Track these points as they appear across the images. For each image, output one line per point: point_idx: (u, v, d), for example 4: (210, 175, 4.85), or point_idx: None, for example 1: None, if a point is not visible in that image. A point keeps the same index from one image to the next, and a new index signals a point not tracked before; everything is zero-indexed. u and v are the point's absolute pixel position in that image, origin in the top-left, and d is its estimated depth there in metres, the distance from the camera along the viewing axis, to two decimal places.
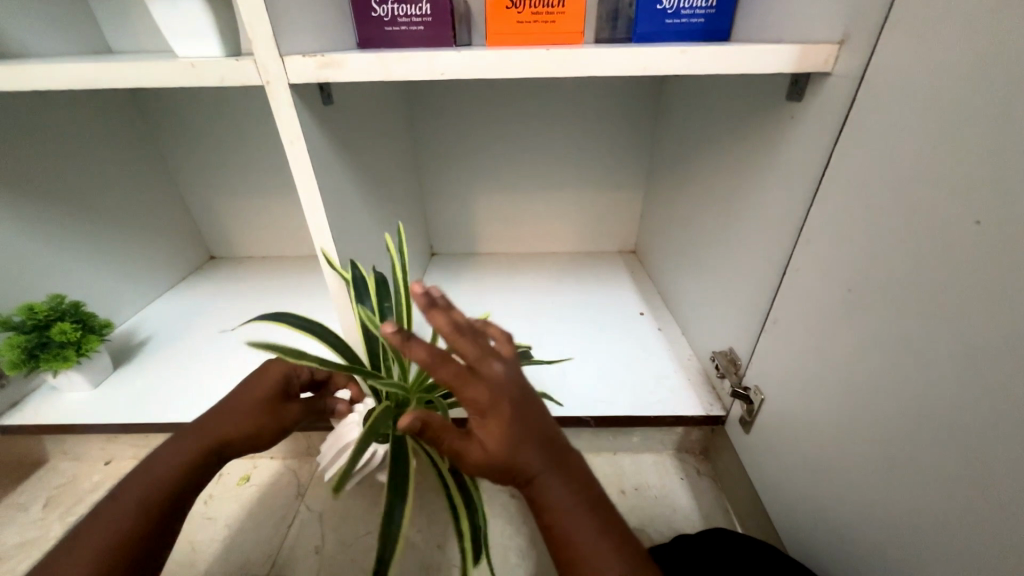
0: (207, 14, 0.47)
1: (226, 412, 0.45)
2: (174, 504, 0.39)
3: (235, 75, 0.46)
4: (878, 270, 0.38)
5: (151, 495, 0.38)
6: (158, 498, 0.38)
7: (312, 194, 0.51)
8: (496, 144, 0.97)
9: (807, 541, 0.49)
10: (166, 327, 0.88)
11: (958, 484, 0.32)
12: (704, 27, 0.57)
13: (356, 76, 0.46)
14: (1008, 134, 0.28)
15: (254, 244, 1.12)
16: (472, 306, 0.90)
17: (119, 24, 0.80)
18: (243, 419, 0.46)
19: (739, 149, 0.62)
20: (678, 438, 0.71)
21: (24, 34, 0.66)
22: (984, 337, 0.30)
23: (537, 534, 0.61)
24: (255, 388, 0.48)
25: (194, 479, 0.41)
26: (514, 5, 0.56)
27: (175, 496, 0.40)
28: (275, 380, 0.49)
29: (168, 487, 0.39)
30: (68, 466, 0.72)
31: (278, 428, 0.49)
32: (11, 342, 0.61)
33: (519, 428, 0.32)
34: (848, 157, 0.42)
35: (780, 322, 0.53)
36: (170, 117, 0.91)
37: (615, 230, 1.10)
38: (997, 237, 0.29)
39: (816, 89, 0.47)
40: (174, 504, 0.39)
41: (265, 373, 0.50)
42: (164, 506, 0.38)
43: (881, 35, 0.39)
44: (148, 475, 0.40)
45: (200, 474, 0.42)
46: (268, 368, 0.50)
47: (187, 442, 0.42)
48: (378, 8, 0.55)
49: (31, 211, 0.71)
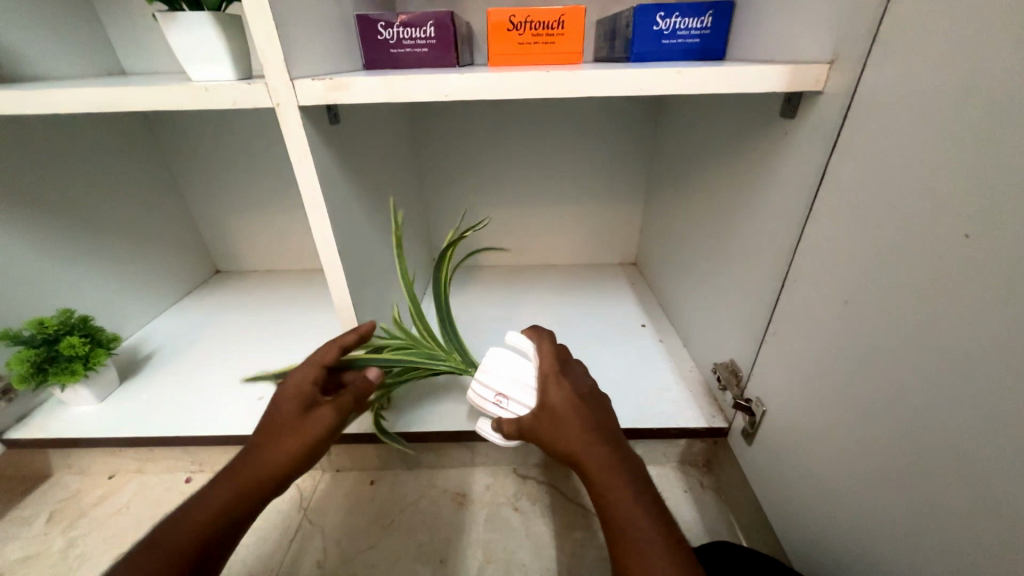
0: (220, 40, 0.49)
1: (260, 445, 0.44)
2: (213, 539, 0.39)
3: (245, 98, 0.47)
4: (875, 281, 0.39)
5: (191, 532, 0.38)
6: (198, 534, 0.38)
7: (319, 210, 0.53)
8: (499, 160, 0.99)
9: (810, 555, 0.48)
10: (172, 341, 0.89)
11: (954, 495, 0.32)
12: (700, 47, 0.59)
13: (363, 97, 0.47)
14: (993, 151, 0.29)
15: (260, 258, 1.13)
16: (474, 319, 0.91)
17: (135, 47, 0.83)
18: (280, 443, 0.44)
19: (736, 163, 0.64)
20: (681, 450, 0.70)
21: (43, 57, 0.69)
22: (977, 347, 0.31)
23: (541, 547, 0.61)
24: (278, 414, 0.46)
25: (235, 514, 0.41)
26: (514, 28, 0.58)
27: (216, 531, 0.39)
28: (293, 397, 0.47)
29: (209, 521, 0.39)
30: (72, 480, 0.73)
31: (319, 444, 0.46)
32: (21, 356, 0.62)
33: (573, 411, 0.44)
34: (841, 172, 0.43)
35: (779, 334, 0.54)
36: (180, 135, 0.93)
37: (616, 243, 1.11)
38: (987, 250, 0.30)
39: (809, 106, 0.48)
40: (213, 537, 0.39)
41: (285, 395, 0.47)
42: (205, 541, 0.38)
43: (869, 57, 0.40)
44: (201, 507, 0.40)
45: (242, 509, 0.41)
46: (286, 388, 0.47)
47: (220, 482, 0.42)
48: (384, 32, 0.57)
49: (44, 227, 0.72)
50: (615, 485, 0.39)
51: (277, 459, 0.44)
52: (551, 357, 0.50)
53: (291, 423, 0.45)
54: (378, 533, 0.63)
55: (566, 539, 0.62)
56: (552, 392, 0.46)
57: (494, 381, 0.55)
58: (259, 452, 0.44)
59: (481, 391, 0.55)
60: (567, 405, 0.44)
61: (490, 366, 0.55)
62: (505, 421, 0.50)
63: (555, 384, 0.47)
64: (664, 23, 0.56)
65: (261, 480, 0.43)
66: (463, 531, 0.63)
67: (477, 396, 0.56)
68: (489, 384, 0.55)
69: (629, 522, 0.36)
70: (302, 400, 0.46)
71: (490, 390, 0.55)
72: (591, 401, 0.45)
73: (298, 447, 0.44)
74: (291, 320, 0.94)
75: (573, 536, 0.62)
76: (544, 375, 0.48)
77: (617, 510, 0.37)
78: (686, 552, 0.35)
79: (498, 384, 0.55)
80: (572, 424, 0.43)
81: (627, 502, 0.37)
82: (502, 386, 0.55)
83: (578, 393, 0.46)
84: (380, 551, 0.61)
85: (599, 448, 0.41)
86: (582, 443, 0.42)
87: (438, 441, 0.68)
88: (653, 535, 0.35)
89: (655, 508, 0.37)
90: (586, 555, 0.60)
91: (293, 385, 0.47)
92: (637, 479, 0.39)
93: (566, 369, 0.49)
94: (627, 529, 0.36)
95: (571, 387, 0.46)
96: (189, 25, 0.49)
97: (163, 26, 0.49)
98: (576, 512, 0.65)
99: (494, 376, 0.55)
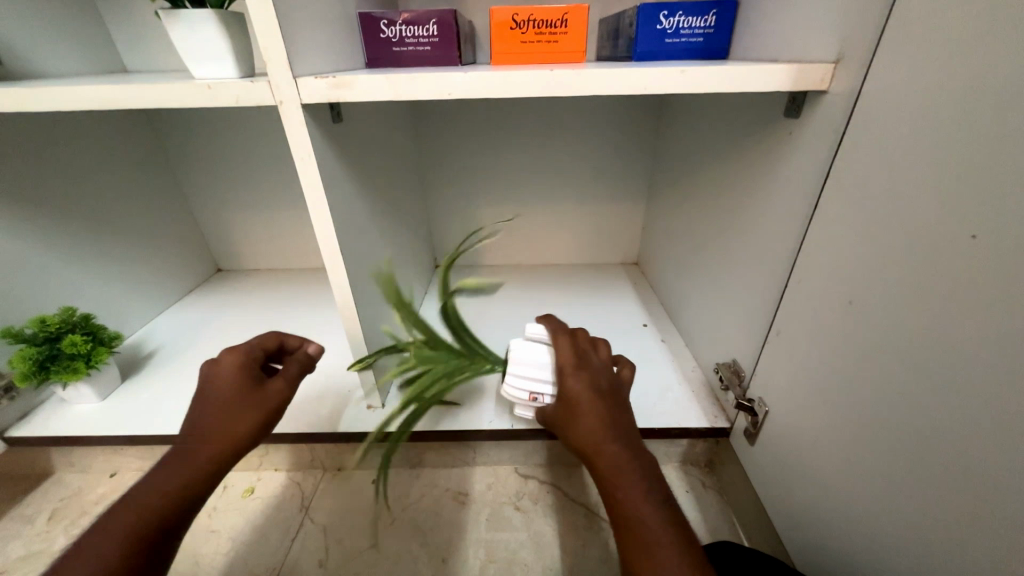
0: (223, 38, 0.49)
1: (209, 421, 0.43)
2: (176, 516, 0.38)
3: (248, 96, 0.47)
4: (879, 282, 0.39)
5: (146, 514, 0.37)
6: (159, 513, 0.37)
7: (321, 209, 0.52)
8: (501, 159, 0.98)
9: (813, 556, 0.48)
10: (174, 339, 0.89)
11: (958, 496, 0.32)
12: (703, 46, 0.59)
13: (366, 95, 0.47)
14: (999, 151, 0.29)
15: (261, 257, 1.13)
16: (476, 319, 0.91)
17: (137, 45, 0.83)
18: (234, 415, 0.44)
19: (740, 163, 0.64)
20: (684, 450, 0.70)
21: (45, 55, 0.69)
22: (982, 348, 0.30)
23: (543, 547, 0.61)
24: (223, 391, 0.45)
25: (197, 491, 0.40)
26: (517, 26, 0.58)
27: (175, 510, 0.38)
28: (232, 372, 0.46)
29: (172, 499, 0.38)
30: (74, 478, 0.73)
31: (273, 416, 0.46)
32: (22, 354, 0.62)
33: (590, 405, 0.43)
34: (846, 172, 0.43)
35: (782, 334, 0.54)
36: (182, 133, 0.93)
37: (618, 242, 1.11)
38: (992, 251, 0.30)
39: (813, 106, 0.48)
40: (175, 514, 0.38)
41: (222, 370, 0.46)
42: (168, 517, 0.38)
43: (874, 57, 0.40)
44: (156, 485, 0.39)
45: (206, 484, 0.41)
46: (221, 364, 0.46)
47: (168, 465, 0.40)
48: (387, 30, 0.57)
49: (45, 226, 0.72)
50: (628, 482, 0.38)
51: (232, 431, 0.43)
52: (569, 349, 0.49)
53: (241, 398, 0.45)
54: (380, 533, 0.63)
55: (567, 538, 0.62)
56: (569, 384, 0.45)
57: (524, 382, 0.55)
58: (208, 428, 0.42)
59: (510, 385, 0.55)
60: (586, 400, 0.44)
61: (512, 360, 0.55)
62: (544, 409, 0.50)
63: (574, 375, 0.46)
64: (667, 22, 0.56)
65: (217, 453, 0.42)
66: (465, 530, 0.63)
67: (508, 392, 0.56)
68: (516, 377, 0.55)
69: (639, 521, 0.36)
70: (244, 374, 0.46)
71: (523, 391, 0.55)
72: (606, 395, 0.45)
73: (259, 416, 0.45)
74: (292, 319, 0.94)
75: (575, 536, 0.62)
76: (561, 365, 0.47)
77: (628, 509, 0.37)
78: (696, 551, 0.34)
79: (528, 384, 0.55)
80: (589, 420, 0.42)
81: (638, 500, 0.37)
82: (532, 384, 0.55)
83: (595, 385, 0.45)
84: (382, 551, 0.61)
85: (614, 445, 0.41)
86: (599, 440, 0.41)
87: (440, 441, 0.68)
88: (663, 534, 0.35)
89: (666, 508, 0.37)
90: (588, 555, 0.60)
91: (233, 362, 0.46)
92: (650, 477, 0.39)
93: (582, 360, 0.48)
94: (637, 527, 0.36)
95: (589, 381, 0.45)
96: (191, 23, 0.49)
97: (166, 24, 0.49)
98: (578, 512, 0.65)
99: (521, 374, 0.55)
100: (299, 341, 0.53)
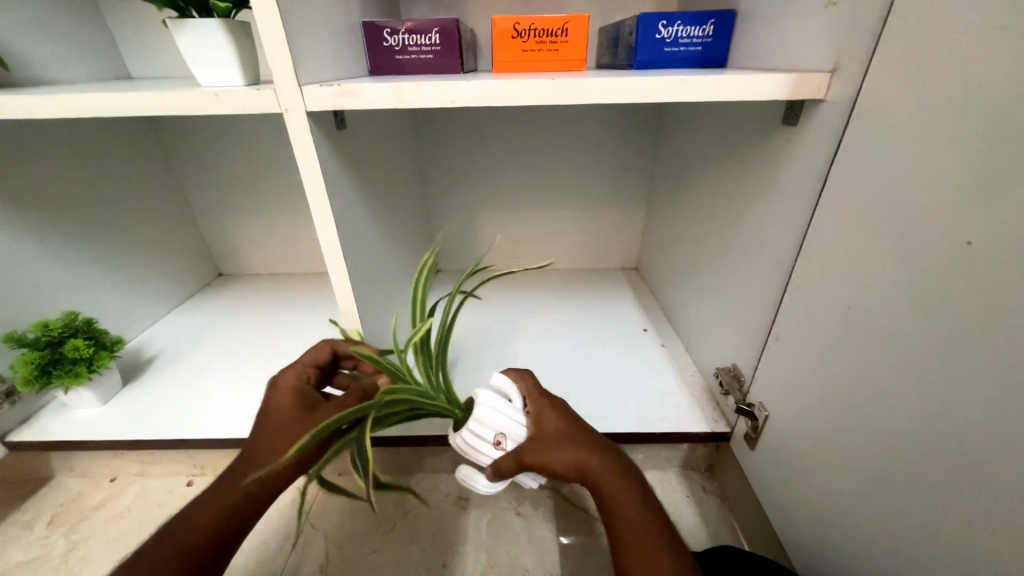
0: (230, 47, 0.50)
1: (254, 450, 0.43)
2: (218, 539, 0.41)
3: (255, 103, 0.48)
4: (878, 287, 0.39)
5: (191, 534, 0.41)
6: (200, 533, 0.41)
7: (325, 215, 0.53)
8: (502, 165, 0.99)
9: (813, 560, 0.48)
10: (176, 343, 0.89)
11: (955, 498, 0.33)
12: (701, 55, 0.60)
13: (369, 103, 0.48)
14: (993, 159, 0.30)
15: (262, 261, 1.14)
16: (477, 323, 0.92)
17: (142, 52, 0.84)
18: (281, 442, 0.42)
19: (738, 170, 0.64)
20: (684, 455, 0.70)
21: (52, 63, 0.70)
22: (976, 352, 0.31)
23: (544, 552, 0.61)
24: (274, 417, 0.45)
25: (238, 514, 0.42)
26: (518, 35, 0.59)
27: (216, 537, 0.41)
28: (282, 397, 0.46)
29: (210, 524, 0.41)
30: (72, 484, 0.73)
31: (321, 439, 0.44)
32: (26, 359, 0.63)
33: (574, 439, 0.44)
34: (843, 180, 0.44)
35: (781, 338, 0.54)
36: (185, 139, 0.94)
37: (617, 248, 1.11)
38: (988, 256, 0.30)
39: (810, 114, 0.49)
40: (216, 538, 0.41)
41: (274, 394, 0.47)
42: (206, 545, 0.41)
43: (869, 67, 0.41)
44: (191, 518, 0.42)
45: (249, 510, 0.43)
46: (276, 388, 0.47)
47: (224, 488, 0.43)
48: (390, 38, 0.57)
49: (50, 231, 0.73)
50: (624, 506, 0.40)
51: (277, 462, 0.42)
52: (538, 390, 0.50)
53: (289, 421, 0.44)
54: (381, 538, 0.63)
55: (566, 544, 0.62)
56: (549, 421, 0.46)
57: (489, 429, 0.46)
58: (261, 455, 0.43)
59: (468, 429, 0.47)
60: (565, 428, 0.45)
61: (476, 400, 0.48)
62: (502, 461, 0.44)
63: (555, 415, 0.47)
64: (666, 31, 0.57)
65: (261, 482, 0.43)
66: (465, 534, 0.63)
67: (465, 438, 0.48)
68: (476, 425, 0.47)
69: (632, 528, 0.39)
70: (292, 397, 0.46)
71: (485, 437, 0.47)
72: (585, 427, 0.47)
73: (301, 441, 0.43)
74: (293, 324, 0.94)
75: (574, 541, 0.62)
76: (539, 407, 0.48)
77: (630, 531, 0.39)
78: (684, 555, 0.37)
79: (486, 433, 0.47)
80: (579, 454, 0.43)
81: (638, 518, 0.39)
82: (497, 432, 0.47)
83: (575, 420, 0.47)
84: (383, 556, 0.61)
85: (606, 474, 0.42)
86: (593, 469, 0.42)
87: (441, 446, 0.68)
88: (653, 538, 0.38)
89: (660, 519, 0.40)
90: (589, 560, 0.60)
91: (285, 387, 0.47)
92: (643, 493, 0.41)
93: (554, 399, 0.49)
94: (641, 547, 0.38)
95: (567, 418, 0.47)
96: (197, 31, 0.49)
97: (173, 32, 0.50)
98: (578, 517, 0.65)
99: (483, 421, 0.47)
100: (351, 348, 0.53)
